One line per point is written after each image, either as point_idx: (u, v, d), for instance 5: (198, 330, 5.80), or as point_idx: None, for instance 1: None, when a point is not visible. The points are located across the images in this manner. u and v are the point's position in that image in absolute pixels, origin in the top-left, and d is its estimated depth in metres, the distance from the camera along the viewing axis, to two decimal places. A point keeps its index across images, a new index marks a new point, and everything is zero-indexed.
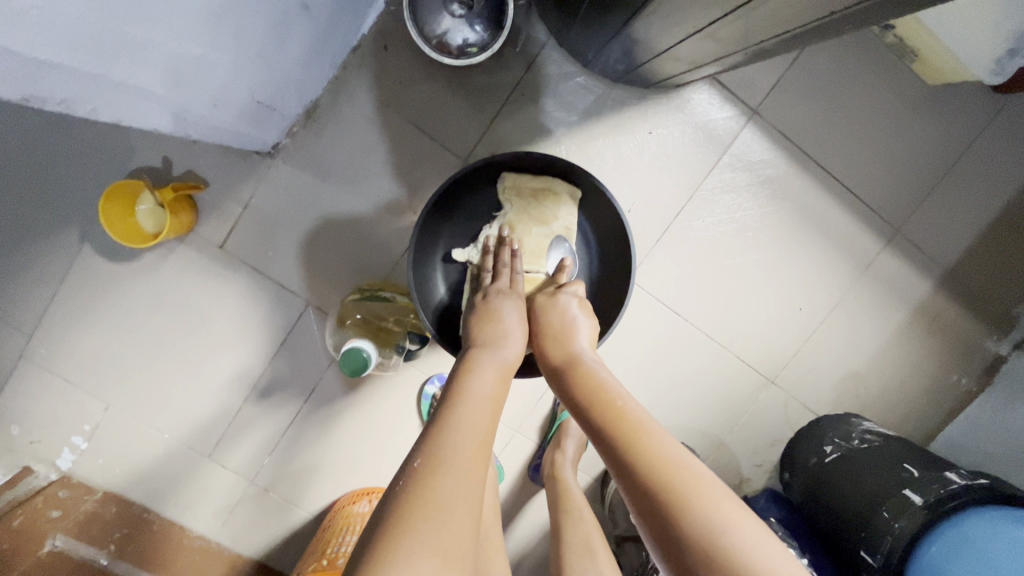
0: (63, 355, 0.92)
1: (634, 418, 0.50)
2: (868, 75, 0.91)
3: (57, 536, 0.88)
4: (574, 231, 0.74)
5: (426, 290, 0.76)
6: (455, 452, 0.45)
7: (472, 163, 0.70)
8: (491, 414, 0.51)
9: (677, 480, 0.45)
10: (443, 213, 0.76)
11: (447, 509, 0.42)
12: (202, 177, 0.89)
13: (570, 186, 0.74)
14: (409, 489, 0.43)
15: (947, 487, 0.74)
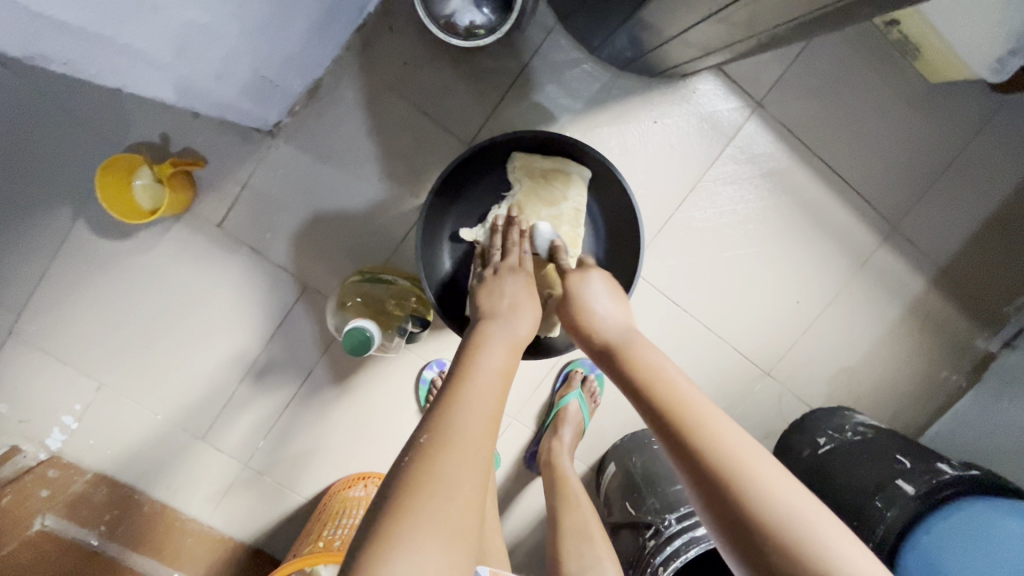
0: (53, 333, 0.91)
1: (688, 399, 0.47)
2: (871, 71, 0.91)
3: (46, 516, 0.84)
4: (583, 212, 0.74)
5: (430, 267, 0.76)
6: (464, 433, 0.44)
7: (480, 141, 0.70)
8: (500, 393, 0.49)
9: (734, 460, 0.42)
10: (451, 193, 0.76)
11: (453, 489, 0.41)
12: (201, 155, 0.88)
13: (579, 166, 0.74)
14: (414, 466, 0.42)
15: (940, 478, 0.75)
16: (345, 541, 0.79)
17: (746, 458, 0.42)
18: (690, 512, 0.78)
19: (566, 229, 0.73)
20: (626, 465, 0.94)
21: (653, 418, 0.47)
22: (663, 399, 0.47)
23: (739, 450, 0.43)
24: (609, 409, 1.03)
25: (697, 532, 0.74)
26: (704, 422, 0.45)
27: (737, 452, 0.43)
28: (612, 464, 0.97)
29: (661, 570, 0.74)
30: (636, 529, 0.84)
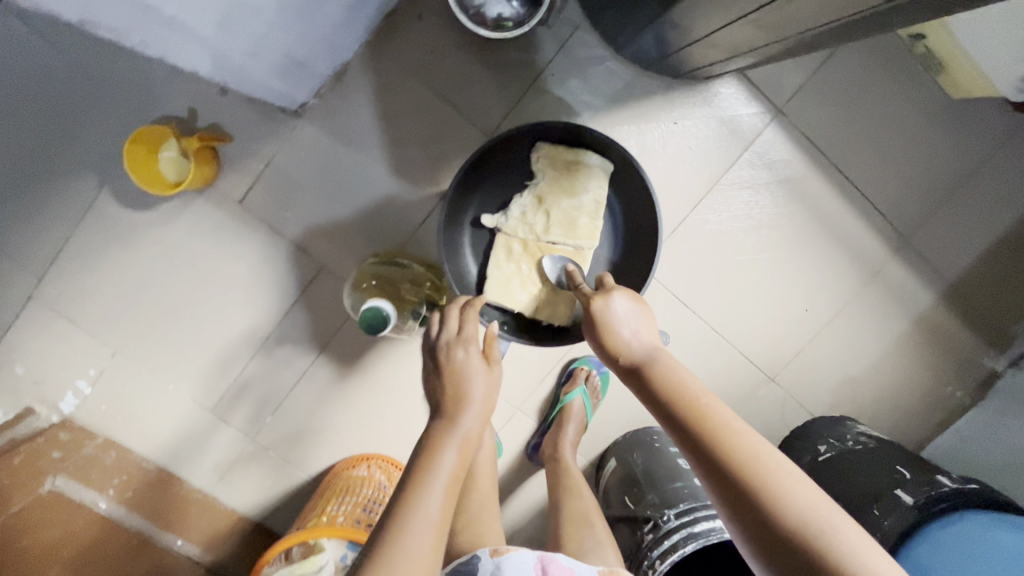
0: (72, 298, 0.92)
1: (731, 424, 0.47)
2: (893, 84, 0.92)
3: (57, 476, 0.87)
4: (603, 206, 0.75)
5: (451, 251, 0.77)
6: (425, 515, 0.49)
7: (507, 130, 0.71)
8: (462, 461, 0.54)
9: (779, 490, 0.43)
10: (474, 178, 0.76)
11: (413, 568, 0.46)
12: (226, 131, 0.89)
13: (602, 159, 0.75)
14: (382, 545, 0.47)
15: (937, 489, 0.76)
16: (348, 517, 0.81)
17: (735, 426, 0.47)
18: (689, 509, 0.79)
19: (585, 221, 0.74)
20: (627, 461, 0.95)
21: (658, 401, 0.51)
22: (707, 424, 0.47)
23: (730, 421, 0.47)
24: (614, 406, 1.04)
25: (694, 528, 0.75)
26: (701, 400, 0.49)
27: (727, 423, 0.47)
28: (613, 459, 0.98)
29: (657, 562, 0.74)
30: (634, 523, 0.85)
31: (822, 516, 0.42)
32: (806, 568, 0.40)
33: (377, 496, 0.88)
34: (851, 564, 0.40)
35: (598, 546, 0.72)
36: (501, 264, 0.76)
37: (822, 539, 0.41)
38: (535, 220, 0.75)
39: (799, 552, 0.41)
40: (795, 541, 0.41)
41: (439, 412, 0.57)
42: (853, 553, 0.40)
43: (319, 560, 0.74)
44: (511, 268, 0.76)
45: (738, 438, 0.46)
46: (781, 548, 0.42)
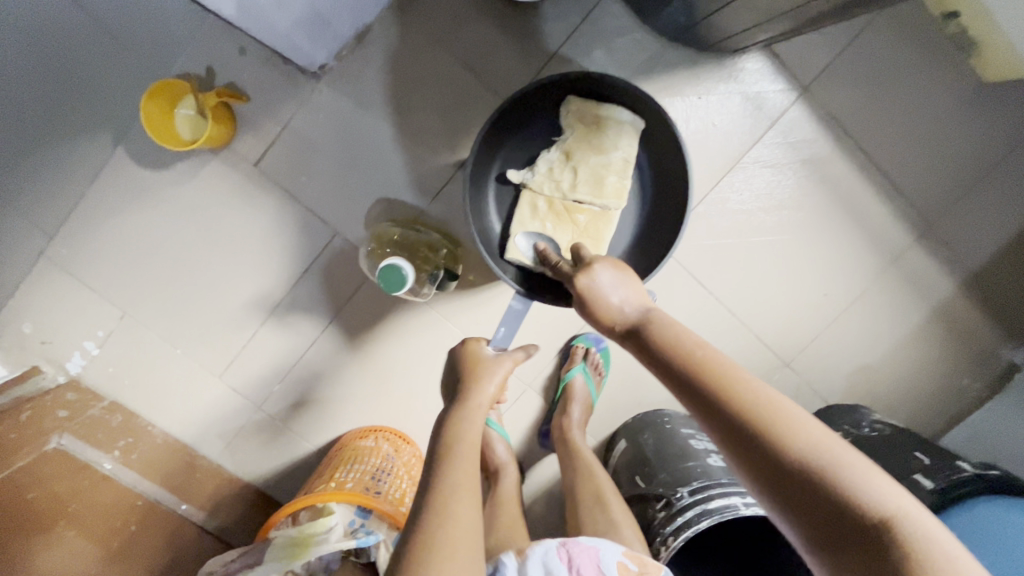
0: (83, 256, 0.91)
1: (728, 371, 0.47)
2: (924, 64, 0.89)
3: (62, 435, 0.82)
4: (632, 164, 0.73)
5: (478, 207, 0.78)
6: (457, 485, 0.50)
7: (542, 78, 0.69)
8: (478, 435, 0.57)
9: (781, 429, 0.43)
10: (501, 131, 0.76)
11: (457, 533, 0.46)
12: (244, 91, 0.88)
13: (633, 116, 0.73)
14: (422, 517, 0.47)
15: (958, 474, 0.74)
16: (357, 484, 0.80)
17: (740, 377, 0.47)
18: (704, 487, 0.78)
19: (613, 180, 0.73)
20: (638, 442, 0.93)
21: (660, 358, 0.51)
22: (704, 374, 0.48)
23: (729, 367, 0.48)
24: (626, 386, 1.03)
25: (709, 505, 0.74)
26: (702, 354, 0.49)
27: (732, 374, 0.47)
28: (622, 441, 0.97)
29: (671, 538, 0.74)
30: (645, 501, 0.84)
31: (837, 458, 0.41)
32: (822, 511, 0.40)
33: (387, 466, 0.87)
34: (868, 504, 0.39)
35: (612, 528, 0.71)
36: (525, 220, 0.75)
37: (836, 482, 0.40)
38: (562, 176, 0.74)
39: (814, 496, 0.41)
40: (811, 486, 0.41)
41: (456, 399, 0.61)
42: (871, 492, 0.40)
43: (328, 521, 0.73)
44: (535, 224, 0.75)
45: (736, 384, 0.46)
46: (796, 494, 0.41)
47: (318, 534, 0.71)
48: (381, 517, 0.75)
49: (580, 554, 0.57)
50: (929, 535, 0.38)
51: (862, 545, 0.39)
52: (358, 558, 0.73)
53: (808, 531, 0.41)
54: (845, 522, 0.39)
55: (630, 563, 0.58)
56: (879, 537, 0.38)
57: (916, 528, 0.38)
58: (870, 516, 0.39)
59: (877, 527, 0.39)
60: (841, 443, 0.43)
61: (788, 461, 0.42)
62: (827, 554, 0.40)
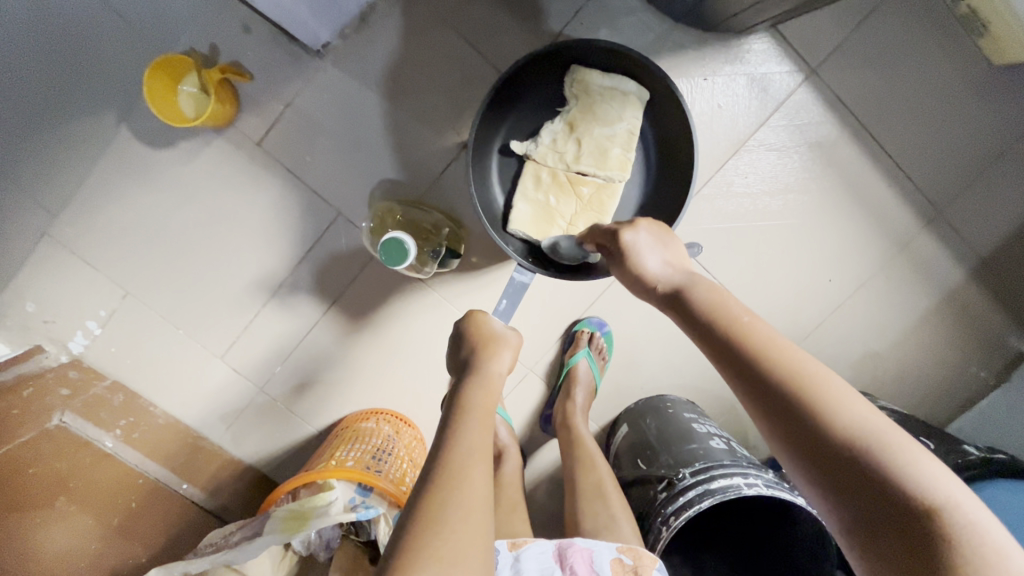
0: (86, 235, 0.91)
1: (772, 341, 0.47)
2: (933, 48, 0.89)
3: (64, 413, 0.82)
4: (637, 136, 0.73)
5: (480, 182, 0.78)
6: (471, 448, 0.50)
7: (547, 44, 0.68)
8: (491, 402, 0.56)
9: (826, 401, 0.43)
10: (505, 101, 0.76)
11: (471, 496, 0.46)
12: (247, 69, 0.87)
13: (638, 87, 0.73)
14: (435, 478, 0.47)
15: (964, 458, 0.74)
16: (357, 462, 0.80)
17: (788, 349, 0.46)
18: (705, 468, 0.77)
19: (618, 152, 0.72)
20: (640, 427, 0.93)
21: (704, 323, 0.51)
22: (749, 342, 0.47)
23: (774, 337, 0.47)
24: (629, 371, 1.02)
25: (711, 485, 0.73)
26: (749, 323, 0.49)
27: (775, 342, 0.47)
28: (624, 425, 0.96)
29: (672, 517, 0.73)
30: (647, 483, 0.83)
31: (888, 439, 0.41)
32: (869, 490, 0.39)
33: (388, 446, 0.87)
34: (919, 488, 0.38)
35: (611, 522, 0.71)
36: (528, 193, 0.75)
37: (886, 461, 0.39)
38: (566, 147, 0.73)
39: (862, 474, 0.40)
40: (857, 461, 0.40)
41: (468, 368, 0.60)
42: (922, 474, 0.39)
43: (328, 496, 0.71)
44: (538, 197, 0.75)
45: (781, 353, 0.46)
46: (840, 470, 0.40)
47: (317, 507, 0.70)
48: (382, 495, 0.75)
49: (574, 554, 0.61)
50: (982, 525, 0.37)
51: (906, 527, 0.38)
52: (357, 536, 0.74)
53: (849, 510, 0.40)
54: (892, 504, 0.38)
55: (624, 558, 0.61)
56: (927, 523, 0.37)
57: (968, 517, 0.38)
58: (918, 500, 0.38)
59: (924, 511, 0.38)
60: (891, 423, 0.42)
61: (835, 434, 0.41)
62: (867, 536, 0.39)
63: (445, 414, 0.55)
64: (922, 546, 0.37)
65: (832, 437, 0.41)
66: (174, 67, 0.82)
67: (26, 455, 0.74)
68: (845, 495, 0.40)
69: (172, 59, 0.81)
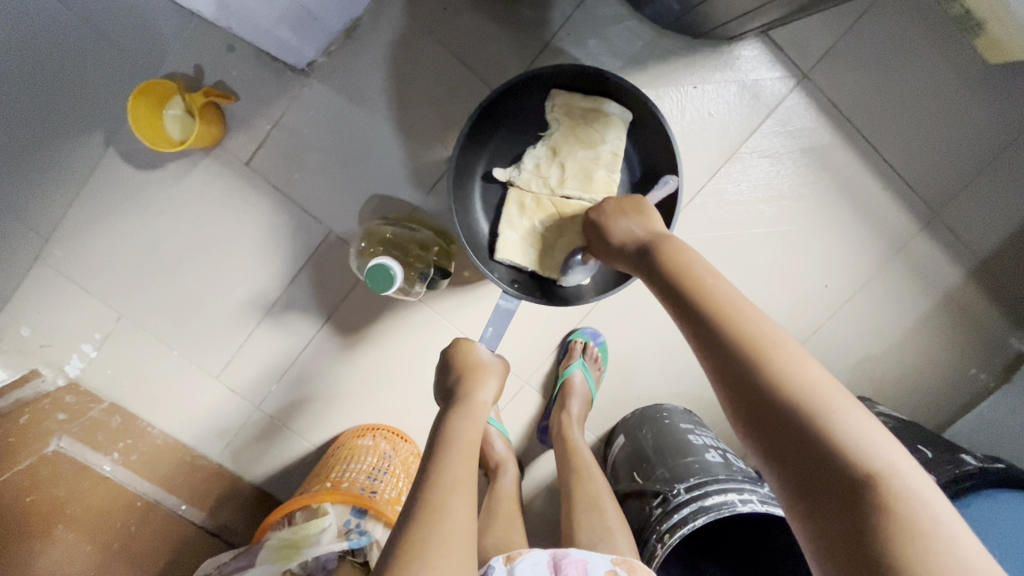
0: (77, 259, 0.91)
1: (734, 303, 0.48)
2: (927, 49, 0.87)
3: (61, 438, 0.83)
4: (621, 157, 0.72)
5: (464, 207, 0.78)
6: (454, 480, 0.49)
7: (522, 74, 0.68)
8: (475, 430, 0.56)
9: (773, 361, 0.44)
10: (489, 124, 0.75)
11: (455, 530, 0.46)
12: (233, 89, 0.87)
13: (622, 109, 0.72)
14: (418, 512, 0.47)
15: (961, 468, 0.72)
16: (353, 483, 0.80)
17: (748, 312, 0.48)
18: (700, 483, 0.77)
19: (603, 174, 0.71)
20: (636, 438, 0.92)
21: (671, 286, 0.52)
22: (712, 302, 0.49)
23: (737, 300, 0.49)
24: (625, 381, 1.02)
25: (705, 502, 0.73)
26: (715, 288, 0.50)
27: (737, 305, 0.48)
28: (621, 437, 0.96)
29: (667, 536, 0.73)
30: (642, 498, 0.83)
31: (832, 403, 0.42)
32: (808, 453, 0.41)
33: (384, 464, 0.87)
34: (854, 449, 0.40)
35: (607, 535, 0.71)
36: (513, 220, 0.74)
37: (829, 425, 0.41)
38: (549, 172, 0.73)
39: (798, 430, 0.41)
40: (801, 424, 0.41)
41: (453, 396, 0.60)
42: (863, 440, 0.40)
43: (321, 521, 0.74)
44: (523, 223, 0.74)
45: (742, 316, 0.47)
46: (782, 428, 0.42)
47: (311, 535, 0.72)
48: (377, 517, 0.75)
49: (568, 565, 0.60)
50: (918, 494, 0.38)
51: (840, 488, 0.39)
52: (355, 557, 0.73)
53: (791, 470, 0.41)
54: (830, 468, 0.40)
55: (618, 569, 0.61)
56: (862, 486, 0.38)
57: (904, 486, 0.38)
58: (857, 464, 0.39)
59: (858, 475, 0.39)
60: (842, 393, 0.43)
61: (784, 397, 0.42)
62: (804, 497, 0.40)
63: (431, 440, 0.55)
64: (852, 509, 0.38)
65: (781, 400, 0.42)
66: (158, 91, 0.82)
67: (23, 483, 0.74)
68: (787, 455, 0.41)
69: (158, 83, 0.81)
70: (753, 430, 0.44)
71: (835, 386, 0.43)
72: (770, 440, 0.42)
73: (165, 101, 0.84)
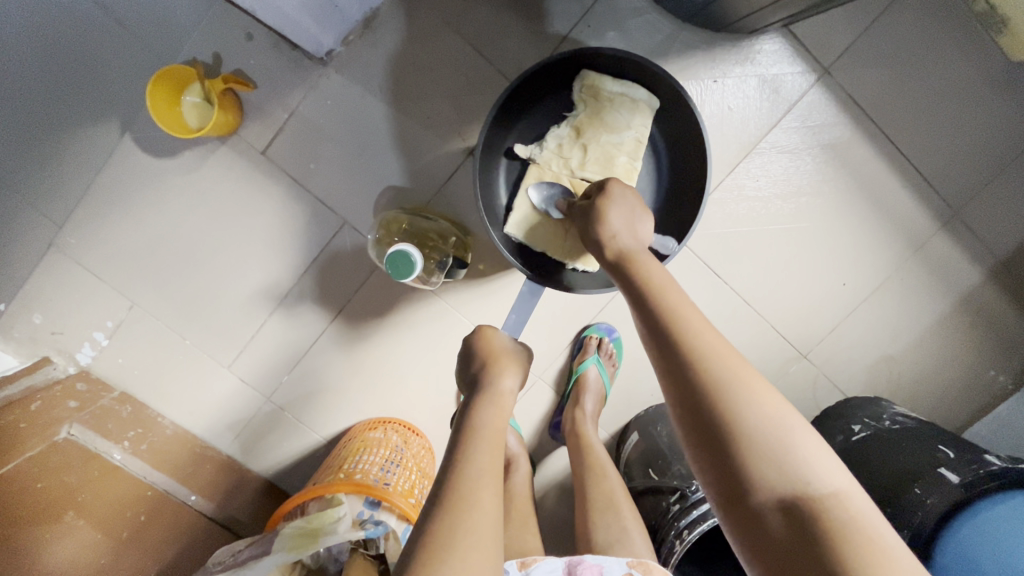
0: (91, 247, 0.91)
1: (702, 325, 0.48)
2: (948, 47, 0.86)
3: (72, 425, 0.82)
4: (644, 144, 0.72)
5: (486, 191, 0.77)
6: (480, 469, 0.48)
7: (553, 54, 0.67)
8: (501, 420, 0.56)
9: (735, 386, 0.45)
10: (514, 106, 0.75)
11: (483, 520, 0.45)
12: (251, 78, 0.87)
13: (648, 95, 0.72)
14: (446, 500, 0.46)
15: (986, 467, 0.68)
16: (366, 475, 0.79)
17: (713, 334, 0.48)
18: None
19: (624, 160, 0.72)
20: (651, 435, 0.92)
21: (640, 301, 0.51)
22: (681, 321, 0.48)
23: (704, 321, 0.49)
24: (639, 378, 1.00)
25: None
26: (682, 303, 0.50)
27: (705, 326, 0.48)
28: (635, 433, 0.95)
29: (686, 532, 0.72)
30: (659, 494, 0.82)
31: (794, 431, 0.44)
32: (765, 478, 0.43)
33: (396, 457, 0.86)
34: (809, 475, 0.42)
35: (624, 535, 0.70)
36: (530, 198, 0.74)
37: (786, 451, 0.43)
38: (571, 153, 0.73)
39: (761, 459, 0.43)
40: (759, 452, 0.43)
41: (477, 385, 0.59)
42: (811, 463, 0.43)
43: (337, 511, 0.73)
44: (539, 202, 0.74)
45: (709, 338, 0.47)
46: (744, 457, 0.43)
47: (325, 525, 0.72)
48: (391, 509, 0.75)
49: (585, 569, 0.60)
50: (862, 514, 0.42)
51: (792, 512, 0.42)
52: (368, 550, 0.73)
53: (746, 494, 0.43)
54: (782, 492, 0.42)
55: (635, 572, 0.60)
56: (812, 509, 0.41)
57: (847, 505, 0.42)
58: (804, 486, 0.42)
59: (807, 498, 0.42)
60: (794, 414, 0.45)
61: (748, 424, 0.43)
62: (753, 522, 0.43)
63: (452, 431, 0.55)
64: (799, 524, 0.41)
65: (742, 426, 0.43)
66: (178, 76, 0.82)
67: (33, 469, 0.73)
68: (742, 483, 0.43)
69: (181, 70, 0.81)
70: (709, 452, 0.45)
71: (789, 408, 0.45)
72: (727, 468, 0.44)
73: (185, 84, 0.83)
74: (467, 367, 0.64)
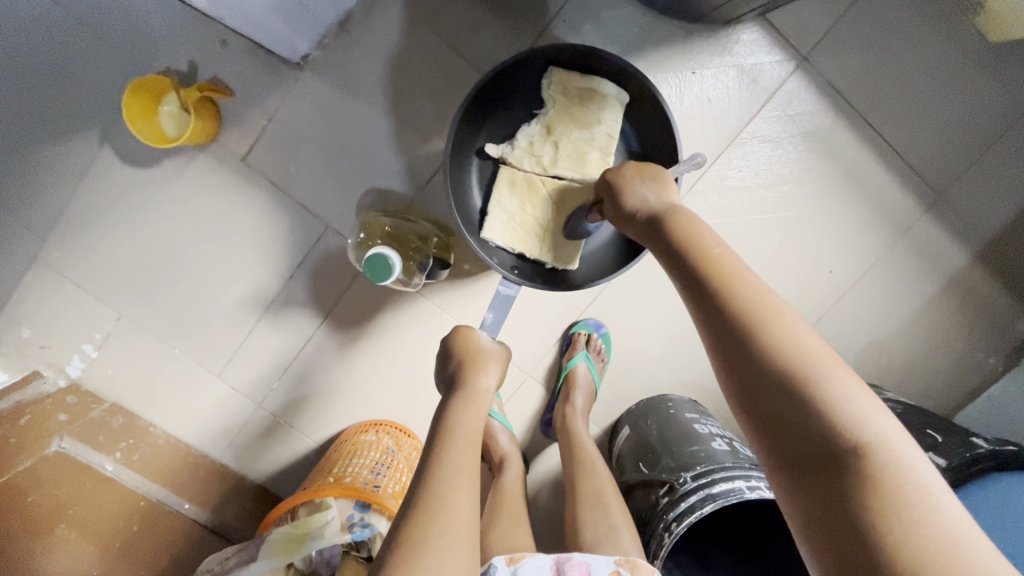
0: (76, 259, 0.90)
1: (737, 272, 0.47)
2: (926, 31, 0.86)
3: (62, 438, 0.82)
4: (615, 139, 0.73)
5: (461, 191, 0.77)
6: (455, 467, 0.49)
7: (520, 52, 0.67)
8: (477, 419, 0.56)
9: (771, 333, 0.43)
10: (485, 105, 0.75)
11: (458, 520, 0.45)
12: (227, 84, 0.86)
13: (618, 89, 0.72)
14: (420, 501, 0.46)
15: (974, 451, 0.67)
16: (356, 478, 0.79)
17: (752, 284, 0.46)
18: (706, 472, 0.77)
19: (596, 155, 0.72)
20: (641, 428, 0.92)
21: (674, 256, 0.50)
22: (718, 271, 0.47)
23: (743, 270, 0.47)
24: (629, 371, 1.00)
25: (713, 489, 0.72)
26: (718, 255, 0.48)
27: (742, 276, 0.47)
28: (626, 427, 0.95)
29: (674, 524, 0.72)
30: (649, 487, 0.82)
31: (834, 377, 0.41)
32: (801, 426, 0.41)
33: (387, 459, 0.86)
34: (852, 426, 0.40)
35: (612, 530, 0.70)
36: (503, 198, 0.75)
37: (824, 399, 0.40)
38: (542, 150, 0.73)
39: (796, 406, 0.41)
40: (795, 399, 0.41)
41: (454, 383, 0.60)
42: (854, 410, 0.40)
43: (325, 514, 0.73)
44: (512, 201, 0.75)
45: (745, 287, 0.46)
46: (776, 405, 0.41)
47: (314, 528, 0.72)
48: (381, 511, 0.75)
49: (573, 567, 0.60)
50: (910, 470, 0.38)
51: (829, 464, 0.39)
52: (358, 552, 0.73)
53: (773, 439, 0.42)
54: (821, 443, 0.40)
55: (622, 570, 0.61)
56: (850, 460, 0.39)
57: (890, 457, 0.39)
58: (843, 437, 0.39)
59: (841, 449, 0.39)
60: (836, 361, 0.42)
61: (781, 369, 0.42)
62: (790, 474, 0.41)
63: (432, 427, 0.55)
64: (833, 475, 0.39)
65: (775, 371, 0.42)
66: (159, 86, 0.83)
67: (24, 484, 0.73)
68: (779, 437, 0.41)
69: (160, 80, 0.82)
70: (743, 400, 0.43)
71: (832, 356, 0.43)
72: (764, 418, 0.42)
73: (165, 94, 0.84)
74: (449, 362, 0.63)
